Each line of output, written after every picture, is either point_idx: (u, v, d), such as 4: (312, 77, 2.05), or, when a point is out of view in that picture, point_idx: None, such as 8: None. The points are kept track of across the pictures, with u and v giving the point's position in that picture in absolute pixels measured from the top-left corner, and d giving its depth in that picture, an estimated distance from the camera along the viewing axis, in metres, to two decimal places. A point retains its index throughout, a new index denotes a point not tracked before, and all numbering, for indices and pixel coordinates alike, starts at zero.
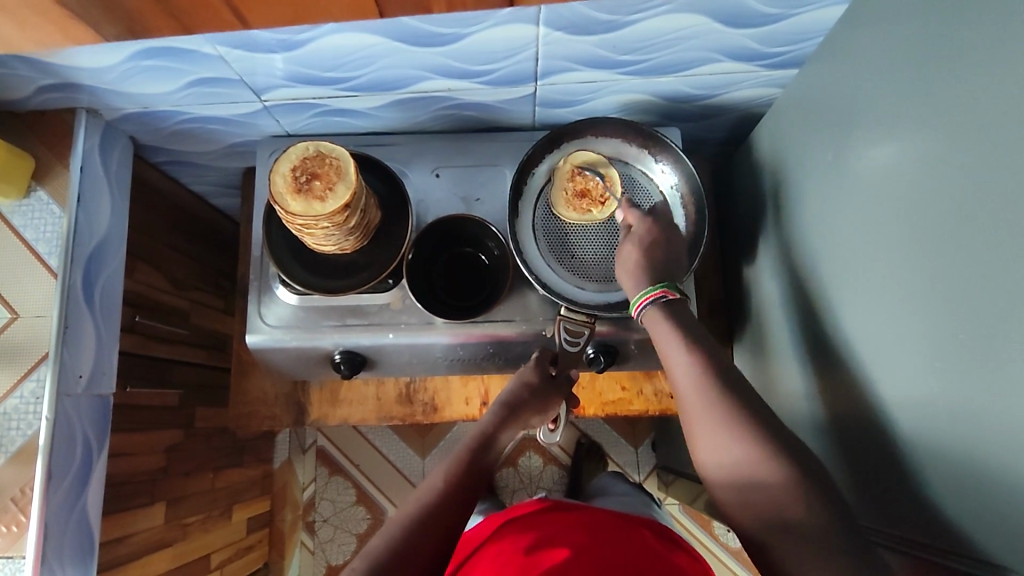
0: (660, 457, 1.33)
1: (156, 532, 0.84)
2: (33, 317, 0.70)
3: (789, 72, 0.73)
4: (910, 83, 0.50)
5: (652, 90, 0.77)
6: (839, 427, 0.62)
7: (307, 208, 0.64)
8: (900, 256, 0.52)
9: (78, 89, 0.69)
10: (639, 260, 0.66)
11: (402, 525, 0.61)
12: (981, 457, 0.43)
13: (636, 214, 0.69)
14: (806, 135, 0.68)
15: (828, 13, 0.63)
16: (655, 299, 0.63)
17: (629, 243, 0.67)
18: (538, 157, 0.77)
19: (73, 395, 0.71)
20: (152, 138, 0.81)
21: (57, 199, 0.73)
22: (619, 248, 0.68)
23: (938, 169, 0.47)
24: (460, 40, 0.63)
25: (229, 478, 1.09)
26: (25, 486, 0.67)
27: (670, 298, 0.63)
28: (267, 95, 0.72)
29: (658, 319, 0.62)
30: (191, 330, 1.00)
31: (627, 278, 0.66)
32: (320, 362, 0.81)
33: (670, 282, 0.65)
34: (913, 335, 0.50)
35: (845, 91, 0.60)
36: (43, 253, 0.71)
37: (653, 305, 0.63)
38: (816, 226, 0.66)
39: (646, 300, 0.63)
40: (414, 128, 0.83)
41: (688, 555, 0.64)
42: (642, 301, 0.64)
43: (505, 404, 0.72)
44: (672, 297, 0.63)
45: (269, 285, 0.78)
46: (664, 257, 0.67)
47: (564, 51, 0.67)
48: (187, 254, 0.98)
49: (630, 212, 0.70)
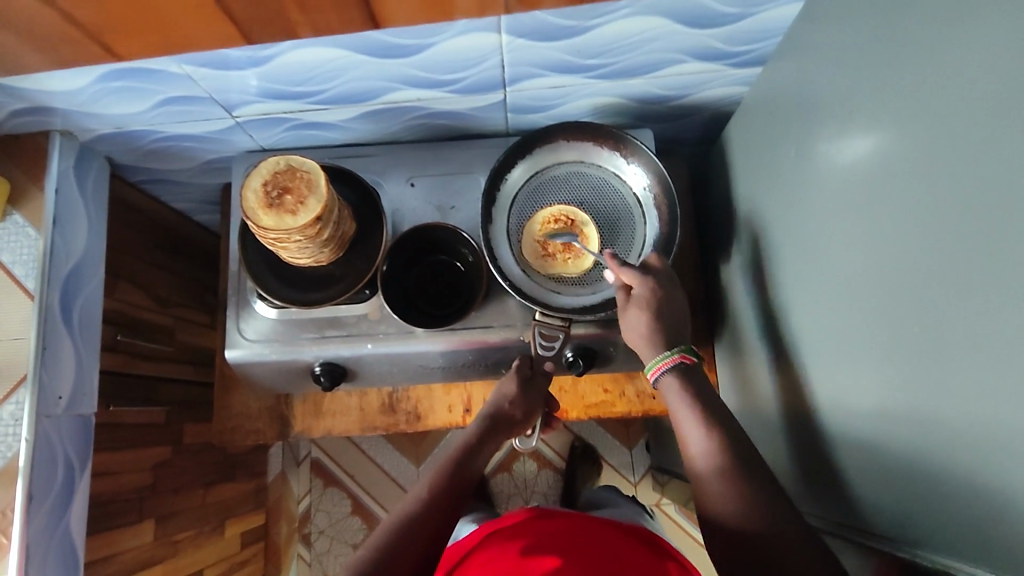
0: (653, 458, 1.33)
1: (145, 549, 0.84)
2: (11, 339, 0.70)
3: (756, 70, 0.74)
4: (867, 78, 0.50)
5: (622, 93, 0.77)
6: (808, 424, 0.62)
7: (279, 222, 0.64)
8: (860, 251, 0.52)
9: (50, 113, 0.70)
10: (649, 324, 0.67)
11: (387, 532, 0.62)
12: (940, 448, 0.43)
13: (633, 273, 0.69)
14: (771, 133, 0.68)
15: (787, 10, 0.63)
16: (673, 365, 0.65)
17: (634, 306, 0.68)
18: (510, 163, 0.78)
19: (53, 416, 0.71)
20: (129, 158, 0.82)
21: (32, 221, 0.73)
22: (625, 313, 0.69)
23: (895, 163, 0.47)
24: (424, 51, 0.64)
25: (220, 493, 1.09)
26: (5, 509, 0.67)
27: (687, 363, 0.66)
28: (238, 111, 0.73)
29: (673, 388, 0.65)
30: (176, 347, 1.00)
31: (640, 340, 0.68)
32: (301, 374, 0.81)
33: (686, 345, 0.67)
34: (874, 329, 0.50)
35: (806, 88, 0.60)
36: (20, 275, 0.72)
37: (670, 371, 0.65)
38: (783, 222, 0.66)
39: (662, 367, 0.66)
40: (388, 138, 0.84)
41: (678, 563, 0.63)
42: (660, 366, 0.66)
43: (487, 416, 0.74)
44: (689, 361, 0.66)
45: (247, 299, 0.78)
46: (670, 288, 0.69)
47: (529, 57, 0.67)
48: (170, 271, 0.99)
49: (624, 271, 0.69)
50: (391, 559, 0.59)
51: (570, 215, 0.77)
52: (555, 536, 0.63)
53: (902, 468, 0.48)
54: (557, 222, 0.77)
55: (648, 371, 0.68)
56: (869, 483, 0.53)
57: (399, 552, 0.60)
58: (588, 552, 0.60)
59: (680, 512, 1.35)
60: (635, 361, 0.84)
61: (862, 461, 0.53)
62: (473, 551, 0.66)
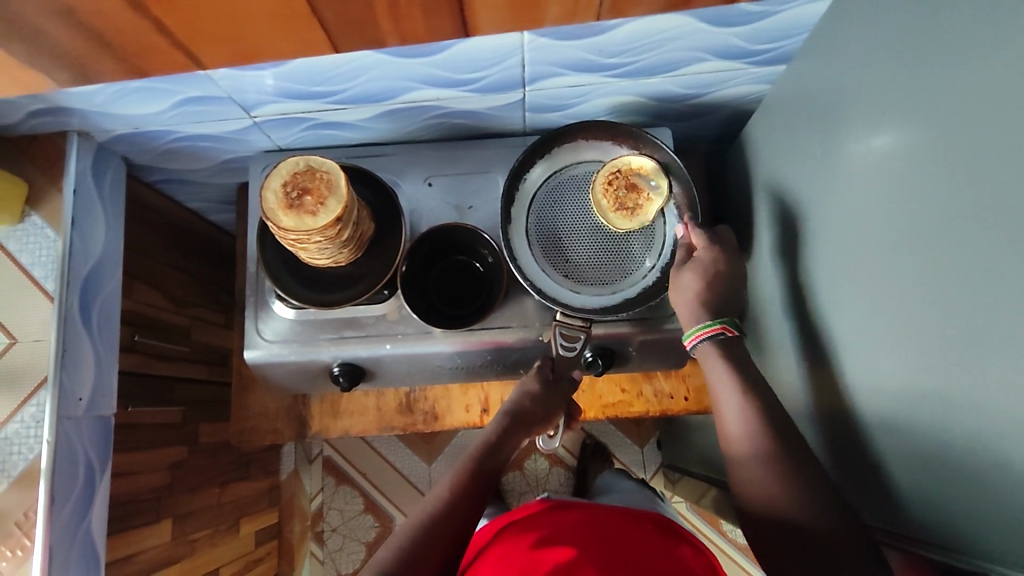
0: (666, 456, 1.33)
1: (163, 548, 0.85)
2: (31, 342, 0.70)
3: (778, 68, 0.73)
4: (904, 80, 0.50)
5: (641, 91, 0.76)
6: (840, 424, 0.62)
7: (298, 223, 0.64)
8: (897, 251, 0.52)
9: (68, 113, 0.69)
10: (700, 288, 0.68)
11: (409, 532, 0.61)
12: (982, 451, 0.43)
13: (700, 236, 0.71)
14: (799, 132, 0.67)
15: (814, 8, 0.62)
16: (712, 335, 0.66)
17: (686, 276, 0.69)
18: (529, 162, 0.77)
19: (74, 418, 0.71)
20: (145, 158, 0.81)
21: (51, 223, 0.73)
22: (679, 273, 0.70)
23: (935, 162, 0.46)
24: (446, 51, 0.63)
25: (235, 492, 1.09)
26: (28, 510, 0.67)
27: (728, 334, 0.66)
28: (257, 111, 0.72)
29: (712, 357, 0.66)
30: (191, 347, 1.00)
31: (681, 303, 0.69)
32: (319, 375, 0.81)
33: (729, 317, 0.68)
34: (911, 329, 0.50)
35: (836, 88, 0.60)
36: (40, 277, 0.72)
37: (709, 340, 0.66)
38: (811, 223, 0.66)
39: (703, 335, 0.66)
40: (405, 138, 0.83)
41: (692, 548, 0.63)
42: (699, 334, 0.67)
43: (508, 413, 0.73)
44: (730, 333, 0.66)
45: (266, 300, 0.78)
46: (708, 287, 0.68)
47: (550, 56, 0.66)
48: (185, 271, 0.99)
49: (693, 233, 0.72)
50: (413, 558, 0.59)
51: (615, 169, 0.73)
52: (573, 528, 0.62)
53: (941, 470, 0.48)
54: (612, 186, 0.73)
55: (687, 337, 0.69)
56: (905, 485, 0.52)
57: (422, 552, 0.59)
58: (611, 542, 0.60)
59: (691, 509, 1.34)
60: (653, 361, 0.84)
61: (899, 463, 0.53)
62: (490, 543, 0.66)
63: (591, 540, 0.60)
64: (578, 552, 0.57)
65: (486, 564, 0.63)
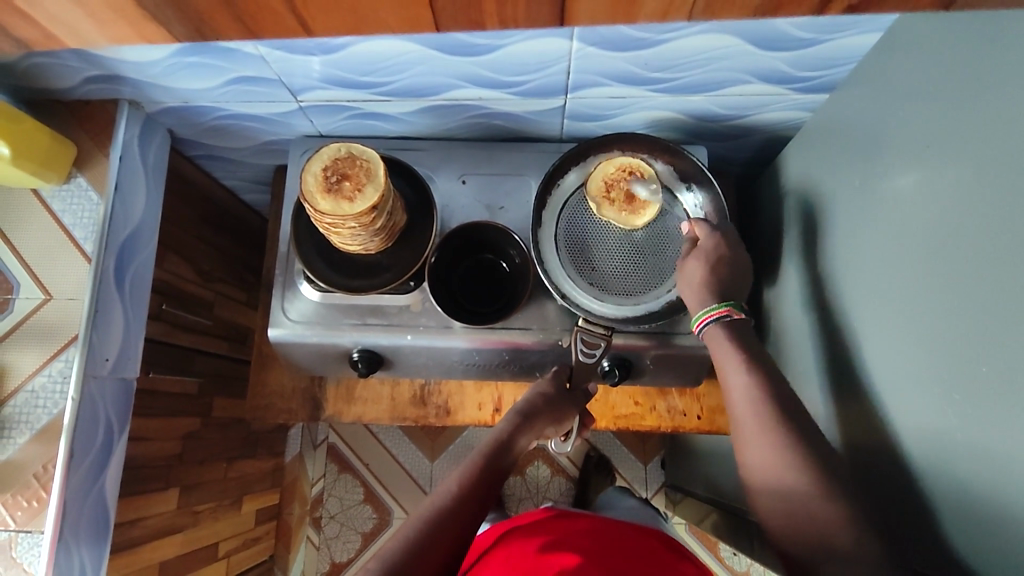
0: (670, 475, 1.33)
1: (167, 517, 0.86)
2: (66, 299, 0.72)
3: (820, 96, 0.74)
4: (947, 117, 0.51)
5: (681, 108, 0.77)
6: (859, 455, 0.62)
7: (335, 208, 0.65)
8: (927, 286, 0.52)
9: (122, 81, 0.71)
10: (704, 276, 0.69)
11: (416, 526, 0.58)
12: (1005, 490, 0.43)
13: (705, 229, 0.73)
14: (837, 161, 0.68)
15: (862, 40, 0.63)
16: (719, 317, 0.66)
17: (696, 257, 0.70)
18: (565, 168, 0.78)
19: (99, 377, 0.73)
20: (190, 132, 0.83)
21: (95, 185, 0.75)
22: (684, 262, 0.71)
23: (971, 200, 0.47)
24: (495, 51, 0.64)
25: (241, 469, 1.10)
26: (47, 463, 0.68)
27: (734, 316, 0.66)
28: (304, 95, 0.74)
29: (718, 336, 0.65)
30: (213, 321, 1.02)
31: (689, 292, 0.69)
32: (338, 359, 0.82)
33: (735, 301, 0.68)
34: (940, 364, 0.50)
35: (879, 120, 0.60)
36: (80, 238, 0.74)
37: (716, 321, 0.66)
38: (844, 252, 0.66)
39: (710, 317, 0.66)
40: (443, 134, 0.84)
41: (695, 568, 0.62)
42: (705, 317, 0.67)
43: (520, 412, 0.72)
44: (737, 316, 0.66)
45: (294, 281, 0.79)
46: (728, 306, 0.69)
47: (597, 66, 0.67)
48: (214, 246, 1.00)
49: (698, 226, 0.73)
50: (422, 550, 0.56)
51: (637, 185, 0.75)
52: (583, 538, 0.62)
53: (962, 506, 0.48)
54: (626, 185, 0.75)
55: (692, 324, 0.69)
56: (925, 520, 0.52)
57: (435, 538, 0.57)
58: (623, 560, 0.59)
59: (691, 532, 1.34)
60: (669, 377, 0.84)
61: (919, 497, 0.53)
62: (498, 546, 0.66)
63: (603, 555, 0.59)
64: (589, 567, 0.57)
65: (493, 564, 0.63)
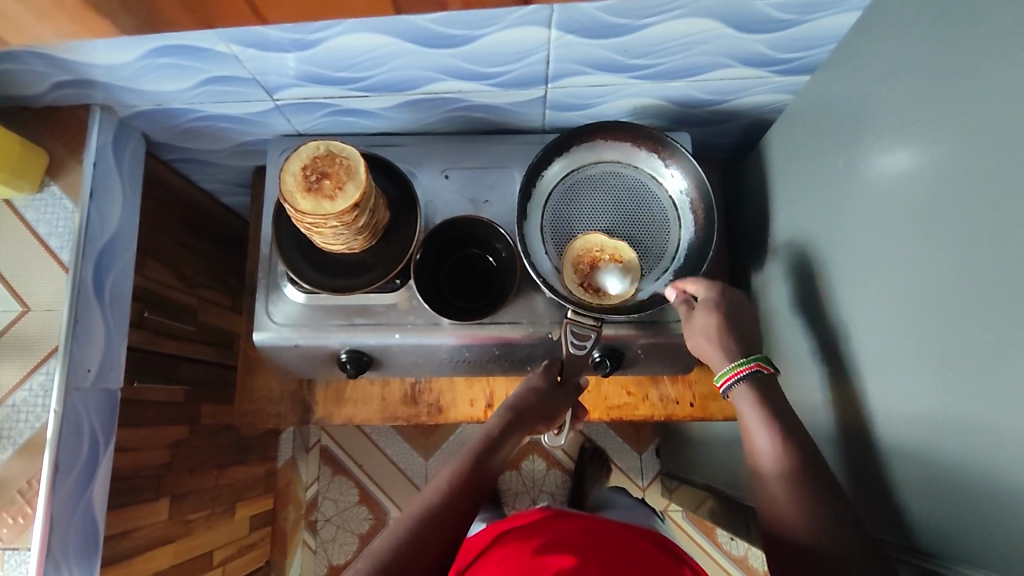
0: (665, 462, 1.33)
1: (158, 527, 0.84)
2: (44, 311, 0.71)
3: (800, 78, 0.74)
4: (929, 94, 0.50)
5: (663, 95, 0.77)
6: (853, 436, 0.62)
7: (316, 207, 0.64)
8: (913, 263, 0.52)
9: (92, 86, 0.70)
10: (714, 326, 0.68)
11: (405, 526, 0.57)
12: (997, 466, 0.43)
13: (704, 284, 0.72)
14: (820, 142, 0.68)
15: (842, 19, 0.62)
16: (744, 374, 0.64)
17: (704, 310, 0.70)
18: (547, 160, 0.77)
19: (82, 389, 0.72)
20: (165, 135, 0.82)
21: (69, 194, 0.73)
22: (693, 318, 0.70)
23: (955, 175, 0.47)
24: (472, 42, 0.63)
25: (232, 475, 1.09)
26: (32, 478, 0.67)
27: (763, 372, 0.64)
28: (280, 93, 0.73)
29: (746, 396, 0.63)
30: (197, 327, 1.00)
31: (707, 343, 0.68)
32: (326, 361, 0.81)
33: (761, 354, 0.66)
34: (929, 341, 0.50)
35: (861, 99, 0.60)
36: (55, 247, 0.72)
37: (744, 379, 0.64)
38: (830, 233, 0.66)
39: (734, 376, 0.64)
40: (423, 129, 0.83)
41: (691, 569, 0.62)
42: (728, 376, 0.65)
43: (511, 408, 0.71)
44: (766, 370, 0.64)
45: (278, 283, 0.78)
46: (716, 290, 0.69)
47: (577, 54, 0.67)
48: (195, 251, 0.99)
49: (693, 284, 0.72)
50: (413, 550, 0.55)
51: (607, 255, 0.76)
52: (578, 539, 0.62)
53: (954, 484, 0.48)
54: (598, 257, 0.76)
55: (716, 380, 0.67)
56: (918, 501, 0.52)
57: (426, 537, 0.56)
58: (617, 561, 0.58)
59: (687, 519, 1.34)
60: (660, 365, 0.84)
61: (911, 475, 0.53)
62: (492, 547, 0.66)
63: (597, 555, 0.59)
64: (585, 567, 0.56)
65: (486, 565, 0.62)
